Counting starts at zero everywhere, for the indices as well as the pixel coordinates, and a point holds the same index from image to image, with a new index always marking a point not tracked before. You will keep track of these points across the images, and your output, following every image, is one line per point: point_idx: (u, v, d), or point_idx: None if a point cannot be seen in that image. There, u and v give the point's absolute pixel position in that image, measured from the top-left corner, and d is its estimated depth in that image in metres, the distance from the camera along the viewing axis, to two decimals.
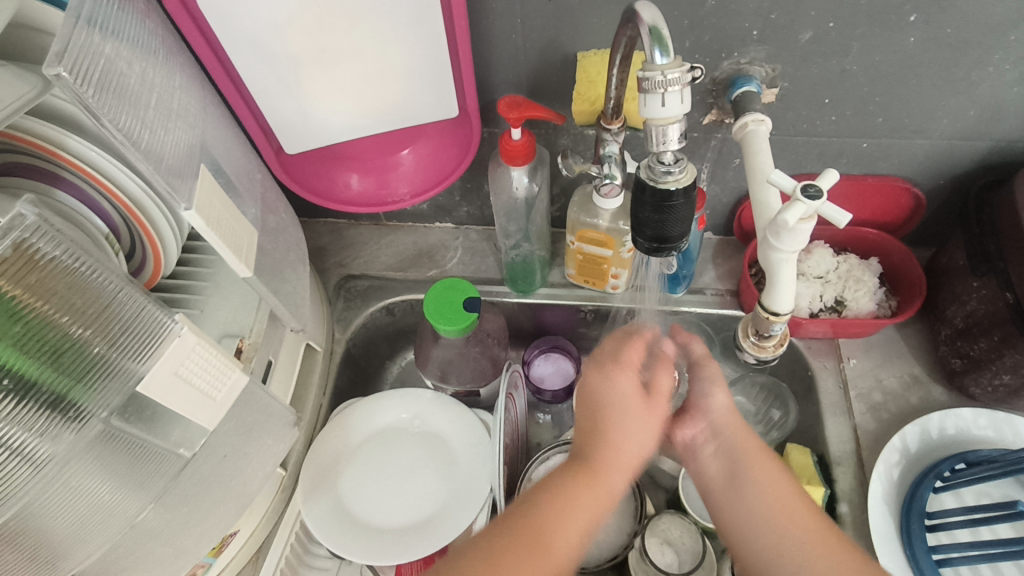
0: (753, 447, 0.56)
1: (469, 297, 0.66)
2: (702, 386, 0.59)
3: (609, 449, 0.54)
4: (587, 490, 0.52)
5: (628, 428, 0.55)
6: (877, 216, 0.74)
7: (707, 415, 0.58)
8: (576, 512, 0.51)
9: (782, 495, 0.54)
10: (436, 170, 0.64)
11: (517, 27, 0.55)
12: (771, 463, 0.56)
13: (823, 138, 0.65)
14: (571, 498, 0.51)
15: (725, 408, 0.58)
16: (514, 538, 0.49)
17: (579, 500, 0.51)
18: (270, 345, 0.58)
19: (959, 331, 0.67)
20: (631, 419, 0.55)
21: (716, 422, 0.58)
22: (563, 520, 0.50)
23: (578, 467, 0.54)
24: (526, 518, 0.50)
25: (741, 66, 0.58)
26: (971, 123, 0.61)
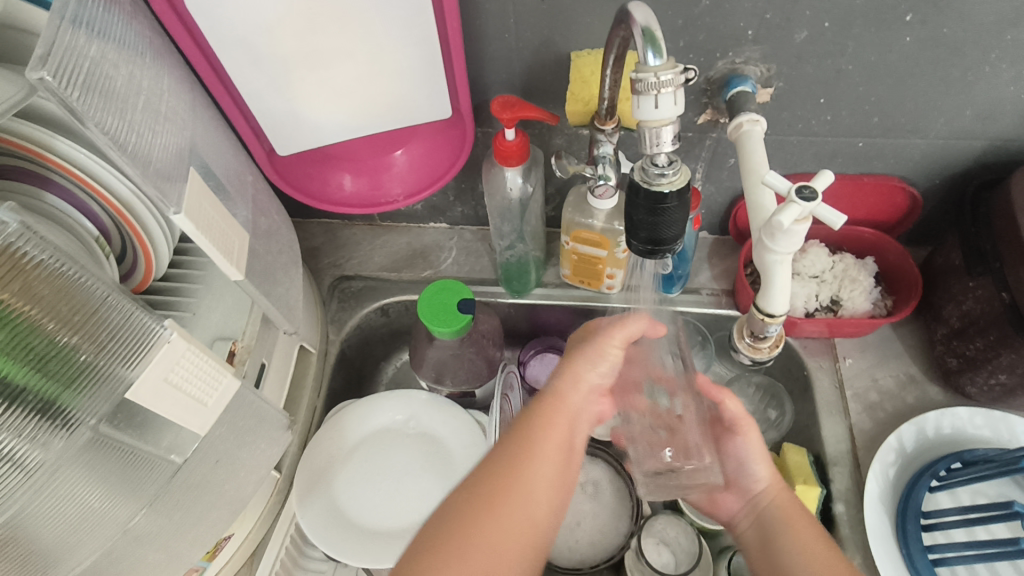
0: (794, 513, 0.55)
1: (463, 298, 0.66)
2: (742, 458, 0.60)
3: (573, 383, 0.55)
4: (559, 421, 0.53)
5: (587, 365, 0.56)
6: (873, 215, 0.74)
7: (747, 489, 0.59)
8: (554, 442, 0.51)
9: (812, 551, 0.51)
10: (430, 170, 0.64)
11: (511, 26, 0.55)
12: (812, 529, 0.54)
13: (818, 137, 0.64)
14: (547, 416, 0.53)
15: (768, 482, 0.58)
16: (492, 471, 0.49)
17: (552, 428, 0.52)
18: (263, 348, 0.58)
19: (955, 330, 0.67)
20: (587, 354, 0.56)
21: (757, 496, 0.58)
22: (539, 450, 0.50)
23: (547, 401, 0.54)
24: (505, 453, 0.50)
25: (736, 65, 0.57)
26: (966, 123, 0.61)
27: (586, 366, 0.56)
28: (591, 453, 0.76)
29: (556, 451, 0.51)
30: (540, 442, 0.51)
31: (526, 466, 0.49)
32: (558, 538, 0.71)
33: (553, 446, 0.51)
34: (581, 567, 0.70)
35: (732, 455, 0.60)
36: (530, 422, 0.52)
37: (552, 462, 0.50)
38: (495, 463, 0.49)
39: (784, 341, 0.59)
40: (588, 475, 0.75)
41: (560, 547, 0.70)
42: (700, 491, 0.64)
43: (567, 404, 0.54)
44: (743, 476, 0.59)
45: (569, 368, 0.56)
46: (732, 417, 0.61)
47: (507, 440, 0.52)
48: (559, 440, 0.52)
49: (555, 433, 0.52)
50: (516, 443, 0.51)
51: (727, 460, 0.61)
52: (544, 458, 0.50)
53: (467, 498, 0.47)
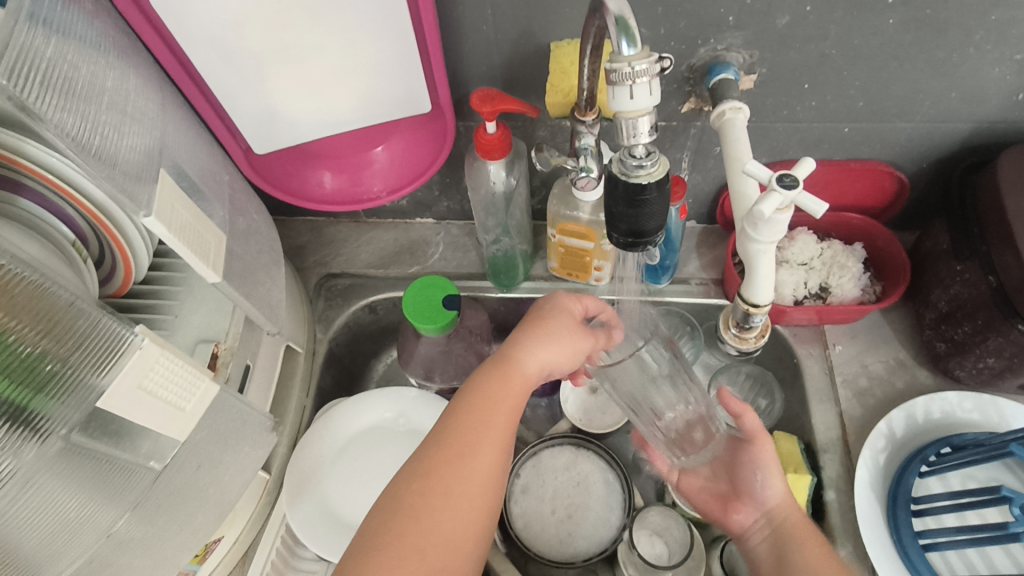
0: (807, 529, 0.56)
1: (448, 294, 0.65)
2: (758, 472, 0.59)
3: (528, 357, 0.55)
4: (511, 396, 0.54)
5: (541, 344, 0.56)
6: (860, 200, 0.73)
7: (762, 502, 0.59)
8: (501, 419, 0.52)
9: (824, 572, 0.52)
10: (412, 167, 0.63)
11: (488, 17, 0.54)
12: (817, 542, 0.55)
13: (804, 124, 0.64)
14: (496, 391, 0.53)
15: (782, 493, 0.58)
16: (443, 448, 0.50)
17: (498, 405, 0.53)
18: (247, 350, 0.57)
19: (943, 315, 0.66)
20: (541, 332, 0.57)
21: (773, 509, 0.58)
22: (487, 426, 0.52)
23: (496, 370, 0.55)
24: (448, 431, 0.51)
25: (719, 53, 0.57)
26: (952, 106, 0.61)
27: (537, 343, 0.56)
28: (582, 446, 0.76)
29: (505, 426, 0.52)
30: (489, 417, 0.52)
31: (475, 447, 0.50)
32: (551, 532, 0.71)
33: (498, 424, 0.52)
34: (575, 561, 0.69)
35: (751, 468, 0.60)
36: (475, 399, 0.53)
37: (498, 441, 0.52)
38: (445, 440, 0.51)
39: (770, 330, 0.59)
40: (580, 468, 0.74)
41: (552, 542, 0.70)
42: (709, 500, 0.64)
43: (518, 383, 0.54)
44: (758, 490, 0.59)
45: (531, 340, 0.56)
46: (750, 429, 0.61)
47: (455, 415, 0.52)
48: (509, 415, 0.53)
49: (502, 409, 0.53)
50: (466, 421, 0.52)
51: (744, 475, 0.60)
52: (488, 437, 0.51)
53: (422, 487, 0.48)
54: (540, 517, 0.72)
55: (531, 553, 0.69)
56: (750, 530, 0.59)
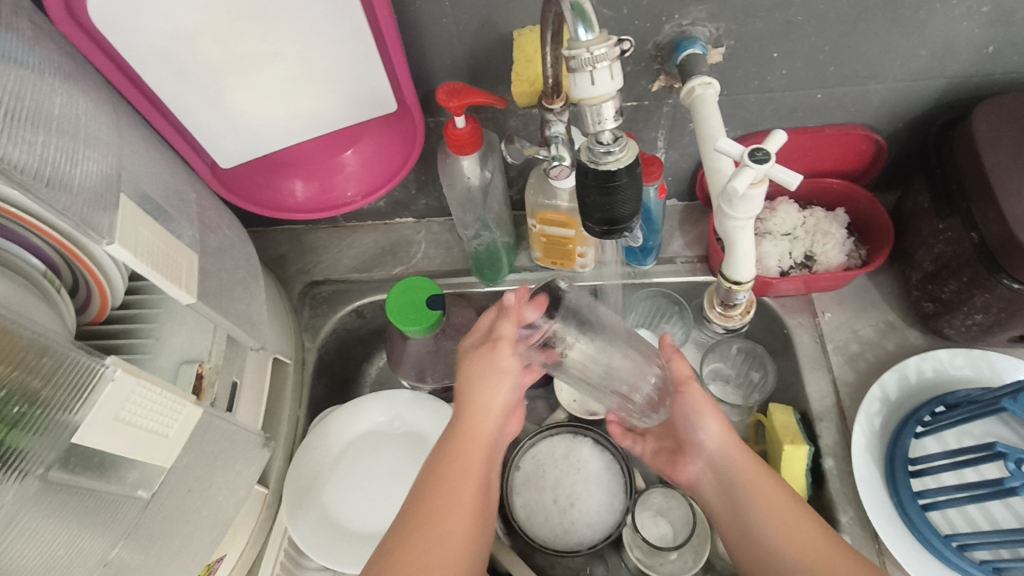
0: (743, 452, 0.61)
1: (431, 294, 0.64)
2: (692, 418, 0.64)
3: (481, 410, 0.57)
4: (470, 455, 0.56)
5: (482, 387, 0.57)
6: (839, 165, 0.73)
7: (703, 450, 0.63)
8: (468, 473, 0.55)
9: (767, 492, 0.57)
10: (384, 168, 0.62)
11: (447, 10, 0.52)
12: (769, 483, 0.58)
13: (776, 93, 0.63)
14: (460, 447, 0.56)
15: (720, 438, 0.62)
16: (420, 502, 0.53)
17: (464, 460, 0.55)
18: (233, 367, 0.57)
19: (929, 274, 0.66)
20: (478, 373, 0.57)
21: (711, 453, 0.62)
22: (457, 486, 0.54)
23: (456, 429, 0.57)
24: (422, 486, 0.54)
25: (685, 28, 0.56)
26: (924, 63, 0.60)
27: (479, 386, 0.57)
28: (580, 433, 0.75)
29: (473, 479, 0.55)
30: (457, 472, 0.54)
31: (445, 500, 0.53)
32: (554, 520, 0.71)
33: (469, 478, 0.55)
34: (581, 549, 0.69)
35: (686, 417, 0.64)
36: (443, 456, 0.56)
37: (468, 495, 0.54)
38: (419, 497, 0.53)
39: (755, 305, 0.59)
40: (578, 455, 0.74)
41: (557, 531, 0.70)
42: (662, 458, 0.69)
43: (478, 437, 0.57)
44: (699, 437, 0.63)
45: (474, 394, 0.57)
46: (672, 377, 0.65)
47: (428, 473, 0.55)
48: (476, 468, 0.55)
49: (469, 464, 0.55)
50: (433, 485, 0.54)
51: (681, 425, 0.65)
52: (459, 491, 0.54)
53: (402, 533, 0.51)
54: (543, 507, 0.72)
55: (534, 543, 0.69)
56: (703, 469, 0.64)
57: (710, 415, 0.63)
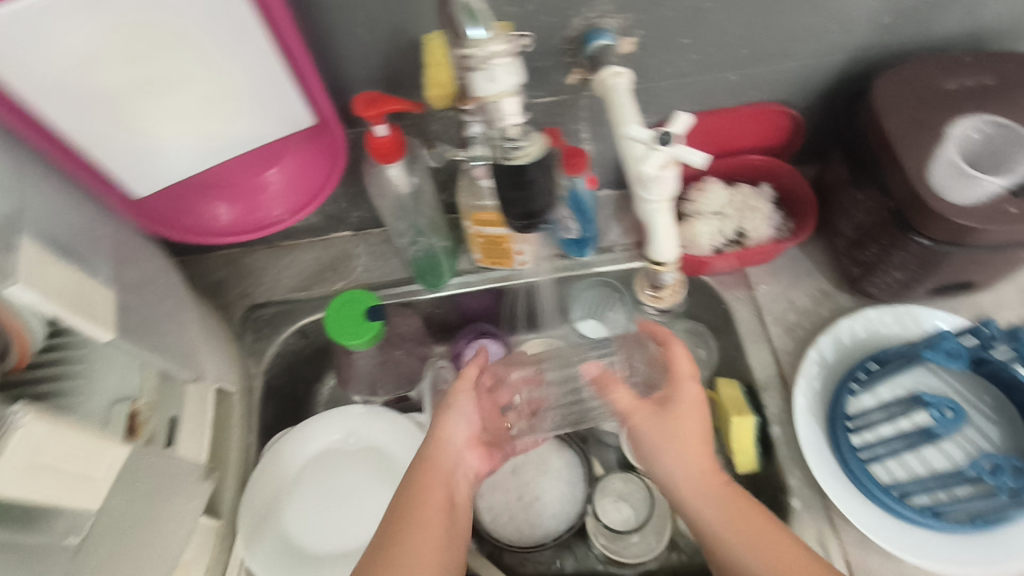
0: (709, 460, 0.56)
1: (370, 306, 0.64)
2: (657, 447, 0.57)
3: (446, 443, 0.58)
4: (435, 484, 0.55)
5: (449, 423, 0.59)
6: (760, 142, 0.76)
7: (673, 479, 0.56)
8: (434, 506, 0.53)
9: (741, 518, 0.51)
10: (309, 184, 0.62)
11: (357, 20, 0.52)
12: (736, 501, 0.53)
13: (690, 77, 0.65)
14: (426, 478, 0.55)
15: (686, 463, 0.55)
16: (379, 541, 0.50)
17: (429, 491, 0.54)
18: (168, 403, 0.56)
19: (852, 240, 0.69)
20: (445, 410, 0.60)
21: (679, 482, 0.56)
22: (422, 517, 0.52)
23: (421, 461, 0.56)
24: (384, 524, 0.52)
25: (593, 21, 0.57)
26: (825, 38, 0.62)
27: (445, 421, 0.59)
28: None
29: (438, 510, 0.53)
30: (422, 505, 0.53)
31: (411, 534, 0.51)
32: (519, 518, 0.71)
33: (434, 506, 0.53)
34: (546, 542, 0.70)
35: (648, 447, 0.58)
36: (408, 489, 0.54)
37: (433, 526, 0.52)
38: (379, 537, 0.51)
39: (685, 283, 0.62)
40: (538, 451, 0.75)
41: (523, 527, 0.70)
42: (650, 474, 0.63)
43: (439, 466, 0.56)
44: (667, 467, 0.57)
45: (439, 428, 0.59)
46: (621, 409, 0.62)
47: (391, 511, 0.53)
48: (443, 501, 0.54)
49: (434, 496, 0.54)
50: (400, 519, 0.52)
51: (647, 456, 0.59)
52: (427, 521, 0.52)
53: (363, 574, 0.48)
54: (507, 506, 0.72)
55: (499, 543, 0.70)
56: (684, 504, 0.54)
57: (687, 439, 0.56)
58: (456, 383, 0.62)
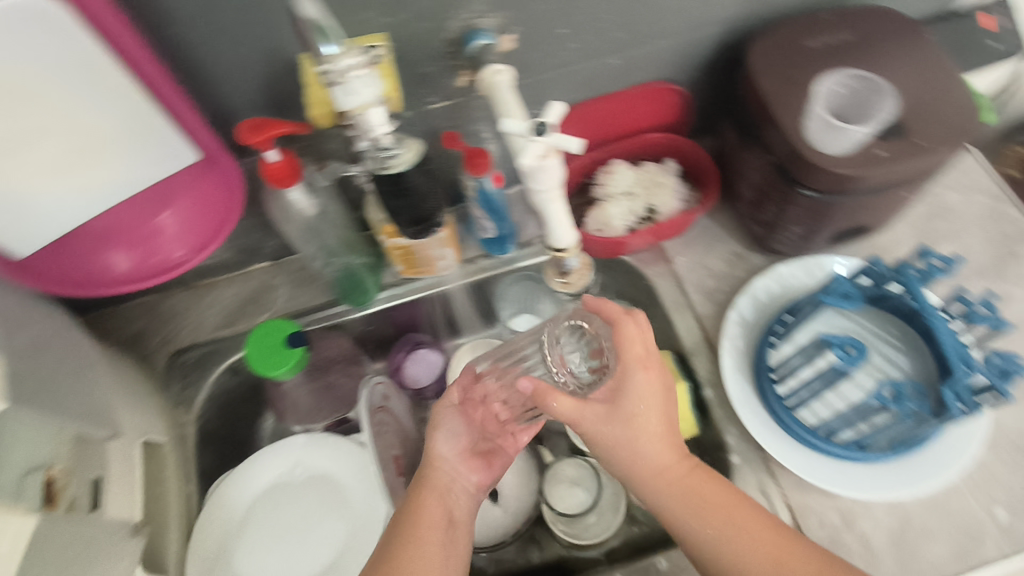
0: (675, 455, 0.52)
1: (289, 333, 0.63)
2: (618, 441, 0.52)
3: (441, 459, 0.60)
4: (433, 500, 0.56)
5: (440, 441, 0.61)
6: (657, 121, 0.78)
7: (644, 473, 0.52)
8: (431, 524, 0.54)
9: (725, 507, 0.51)
10: (207, 220, 0.60)
11: (224, 48, 0.51)
12: (716, 489, 0.52)
13: (575, 66, 0.66)
14: (423, 496, 0.56)
15: (659, 458, 0.52)
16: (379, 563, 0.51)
17: (426, 508, 0.55)
18: (89, 464, 0.53)
19: (750, 200, 0.72)
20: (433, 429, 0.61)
21: (652, 477, 0.52)
22: (418, 535, 0.53)
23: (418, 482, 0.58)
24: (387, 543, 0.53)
25: (471, 21, 0.57)
26: (696, 14, 0.65)
27: (435, 439, 0.61)
28: None
29: (435, 526, 0.54)
30: (422, 520, 0.54)
31: (412, 551, 0.51)
32: None
33: (430, 522, 0.54)
34: (507, 538, 0.71)
35: (609, 447, 0.52)
36: (407, 510, 0.55)
37: (432, 542, 0.53)
38: (379, 559, 0.51)
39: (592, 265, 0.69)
40: None
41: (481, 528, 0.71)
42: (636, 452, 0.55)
43: (435, 484, 0.57)
44: (638, 460, 0.52)
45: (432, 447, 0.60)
46: (564, 416, 0.53)
47: (391, 532, 0.54)
48: (439, 517, 0.55)
49: (430, 513, 0.55)
50: (400, 542, 0.52)
51: (609, 453, 0.53)
52: (426, 535, 0.53)
53: None
54: None
55: None
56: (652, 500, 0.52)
57: (654, 433, 0.52)
58: (441, 400, 0.64)
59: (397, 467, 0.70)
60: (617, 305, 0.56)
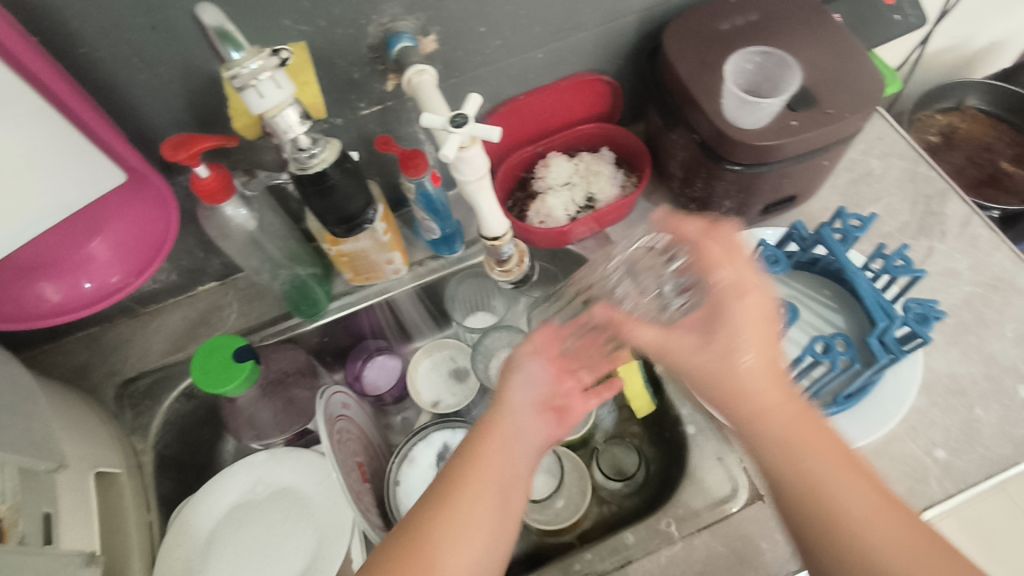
0: (782, 389, 0.47)
1: (236, 348, 0.63)
2: (712, 368, 0.48)
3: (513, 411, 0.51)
4: (494, 458, 0.49)
5: (518, 392, 0.52)
6: (588, 111, 0.80)
7: (744, 401, 0.47)
8: (484, 488, 0.48)
9: (836, 454, 0.45)
10: (143, 243, 0.60)
11: (139, 66, 0.52)
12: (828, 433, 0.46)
13: (500, 63, 0.68)
14: (484, 452, 0.49)
15: (765, 389, 0.46)
16: (420, 527, 0.46)
17: (484, 468, 0.49)
18: (38, 498, 0.52)
19: (682, 180, 0.75)
20: (512, 376, 0.53)
21: (754, 405, 0.46)
22: (468, 498, 0.47)
23: (481, 433, 0.51)
24: (430, 503, 0.48)
25: (390, 25, 0.58)
26: (610, 5, 0.67)
27: (512, 386, 0.52)
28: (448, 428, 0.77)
29: (489, 491, 0.48)
30: (477, 480, 0.48)
31: (457, 514, 0.46)
32: None
33: (486, 484, 0.48)
34: None
35: (710, 368, 0.48)
36: (463, 466, 0.49)
37: (482, 508, 0.47)
38: (421, 521, 0.46)
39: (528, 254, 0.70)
40: None
41: None
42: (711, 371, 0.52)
43: (504, 440, 0.50)
44: (739, 382, 0.47)
45: (506, 397, 0.52)
46: (647, 345, 0.51)
47: (439, 488, 0.48)
48: (496, 484, 0.48)
49: (486, 473, 0.48)
50: (458, 491, 0.47)
51: (703, 376, 0.48)
52: (475, 500, 0.47)
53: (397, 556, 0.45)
54: None
55: None
56: (751, 435, 0.47)
57: (762, 362, 0.47)
58: (524, 343, 0.55)
59: (362, 473, 0.70)
60: (698, 221, 0.50)
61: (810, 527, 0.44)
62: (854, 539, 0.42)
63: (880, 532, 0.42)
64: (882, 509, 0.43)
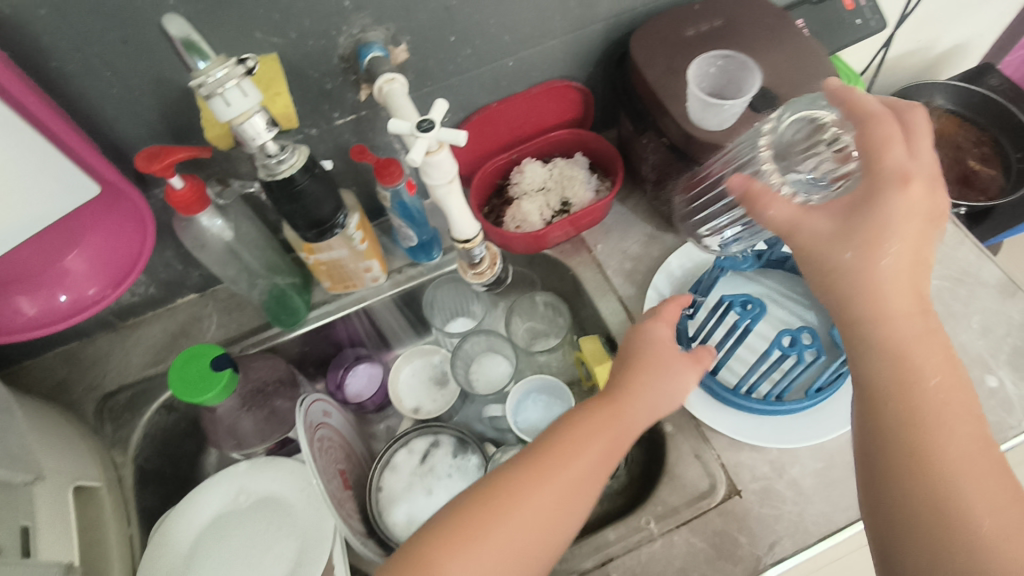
0: (916, 311, 0.44)
1: (214, 357, 0.63)
2: (849, 260, 0.45)
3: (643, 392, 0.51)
4: (603, 434, 0.50)
5: (650, 378, 0.52)
6: (561, 117, 0.82)
7: (878, 297, 0.44)
8: (581, 468, 0.48)
9: (956, 404, 0.43)
10: (120, 256, 0.60)
11: (112, 80, 0.52)
12: (953, 379, 0.44)
13: (471, 71, 0.69)
14: (595, 428, 0.50)
15: (902, 306, 0.44)
16: (510, 482, 0.48)
17: (589, 447, 0.49)
18: (15, 510, 0.52)
19: (654, 182, 0.77)
20: (649, 363, 0.52)
21: (885, 304, 0.44)
22: (564, 468, 0.48)
23: (605, 408, 0.51)
24: (528, 460, 0.49)
25: (360, 36, 0.59)
26: (577, 13, 0.69)
27: (643, 373, 0.52)
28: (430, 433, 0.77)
29: (585, 473, 0.48)
30: (577, 455, 0.49)
31: (549, 481, 0.48)
32: None
33: (584, 464, 0.49)
34: None
35: (844, 258, 0.45)
36: (568, 437, 0.49)
37: (572, 483, 0.48)
38: (513, 476, 0.48)
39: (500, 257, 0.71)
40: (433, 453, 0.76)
41: None
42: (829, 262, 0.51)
43: (619, 421, 0.50)
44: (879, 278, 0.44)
45: (637, 378, 0.52)
46: (775, 224, 0.48)
47: (540, 448, 0.50)
48: (592, 471, 0.49)
49: (587, 453, 0.49)
50: (552, 455, 0.49)
51: (835, 263, 0.45)
52: (569, 475, 0.48)
53: (478, 507, 0.47)
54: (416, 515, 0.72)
55: None
56: (861, 355, 0.45)
57: (904, 284, 0.44)
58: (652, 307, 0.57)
59: (345, 481, 0.70)
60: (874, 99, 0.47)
61: (894, 467, 0.43)
62: (944, 486, 0.41)
63: (968, 486, 0.41)
64: (987, 469, 0.42)
